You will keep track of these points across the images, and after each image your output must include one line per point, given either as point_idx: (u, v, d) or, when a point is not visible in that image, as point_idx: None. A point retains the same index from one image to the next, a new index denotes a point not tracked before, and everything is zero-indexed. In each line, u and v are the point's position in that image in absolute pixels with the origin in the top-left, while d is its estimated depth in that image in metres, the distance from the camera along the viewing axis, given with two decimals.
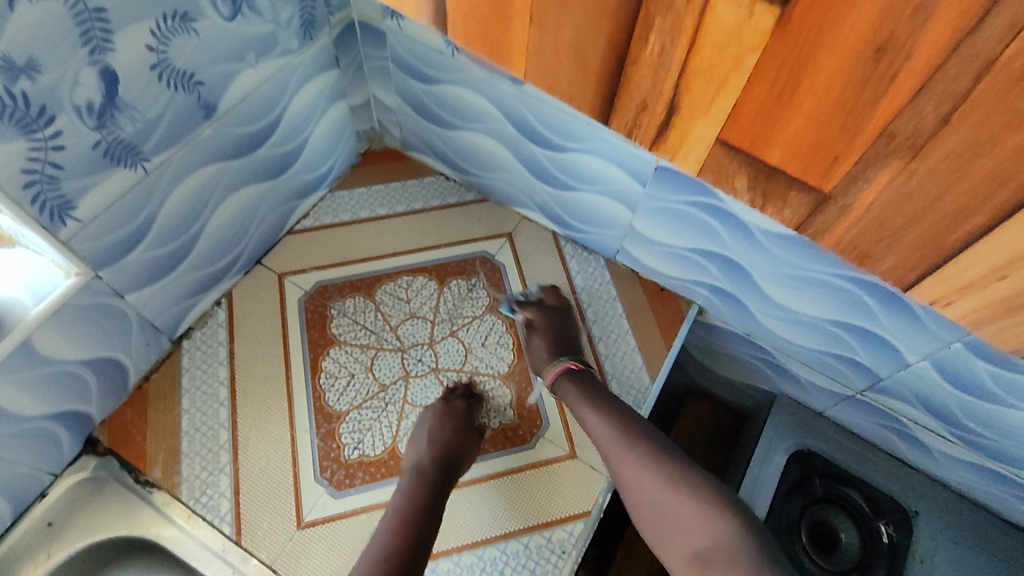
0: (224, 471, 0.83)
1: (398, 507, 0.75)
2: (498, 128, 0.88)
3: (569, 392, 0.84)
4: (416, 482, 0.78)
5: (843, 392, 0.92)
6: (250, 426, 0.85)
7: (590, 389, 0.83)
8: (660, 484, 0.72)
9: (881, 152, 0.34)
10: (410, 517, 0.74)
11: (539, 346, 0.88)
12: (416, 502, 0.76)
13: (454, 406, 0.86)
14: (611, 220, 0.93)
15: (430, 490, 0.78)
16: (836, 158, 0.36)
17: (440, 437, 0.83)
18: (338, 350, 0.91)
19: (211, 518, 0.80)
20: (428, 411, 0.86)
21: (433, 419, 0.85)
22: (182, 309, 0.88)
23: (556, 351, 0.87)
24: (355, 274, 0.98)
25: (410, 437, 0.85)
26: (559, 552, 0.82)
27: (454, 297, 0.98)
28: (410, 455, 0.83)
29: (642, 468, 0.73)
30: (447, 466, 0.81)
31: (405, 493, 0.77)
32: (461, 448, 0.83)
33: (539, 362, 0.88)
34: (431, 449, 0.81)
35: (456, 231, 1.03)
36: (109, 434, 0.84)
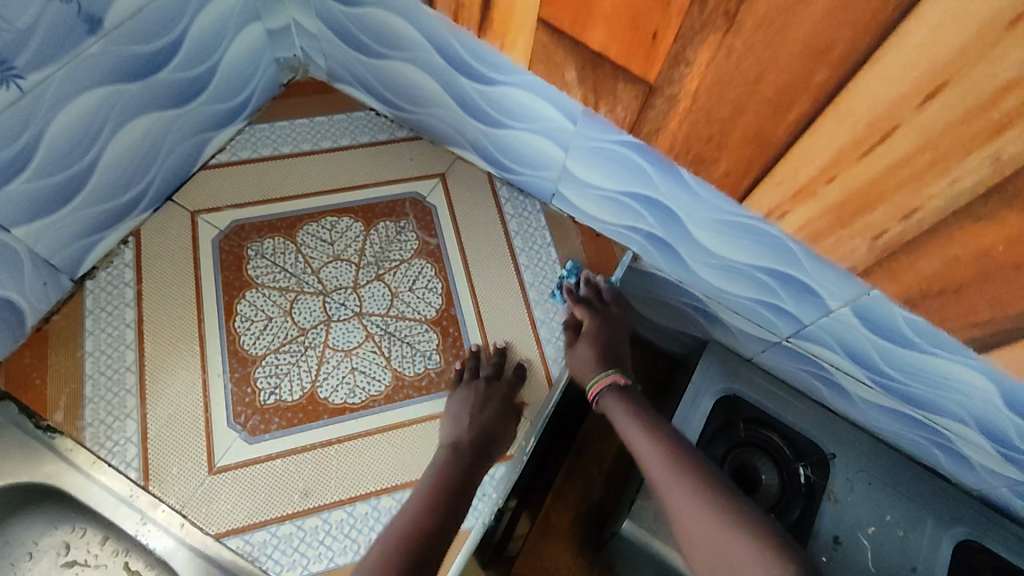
0: (131, 416, 0.79)
1: (426, 485, 0.72)
2: (424, 57, 0.83)
3: (613, 407, 0.77)
4: (448, 461, 0.74)
5: (770, 338, 0.92)
6: (159, 370, 0.81)
7: (633, 405, 0.76)
8: (699, 516, 0.65)
9: (695, 26, 0.45)
10: (440, 495, 0.70)
11: (583, 352, 0.83)
12: (444, 481, 0.72)
13: (497, 389, 0.83)
14: (545, 160, 0.89)
15: (463, 470, 0.74)
16: (656, 38, 0.48)
17: (479, 417, 0.79)
18: (254, 293, 0.87)
19: (117, 464, 0.77)
20: (466, 387, 0.83)
21: (473, 398, 0.81)
22: (84, 246, 0.82)
23: (600, 365, 0.81)
24: (276, 213, 0.93)
25: (449, 414, 0.81)
26: (479, 494, 0.82)
27: (382, 239, 0.94)
28: (447, 433, 0.79)
29: (686, 497, 0.66)
30: (486, 446, 0.77)
31: (436, 470, 0.73)
32: (499, 431, 0.80)
33: (583, 370, 0.82)
34: (470, 429, 0.78)
35: (385, 171, 0.98)
36: (6, 378, 0.79)
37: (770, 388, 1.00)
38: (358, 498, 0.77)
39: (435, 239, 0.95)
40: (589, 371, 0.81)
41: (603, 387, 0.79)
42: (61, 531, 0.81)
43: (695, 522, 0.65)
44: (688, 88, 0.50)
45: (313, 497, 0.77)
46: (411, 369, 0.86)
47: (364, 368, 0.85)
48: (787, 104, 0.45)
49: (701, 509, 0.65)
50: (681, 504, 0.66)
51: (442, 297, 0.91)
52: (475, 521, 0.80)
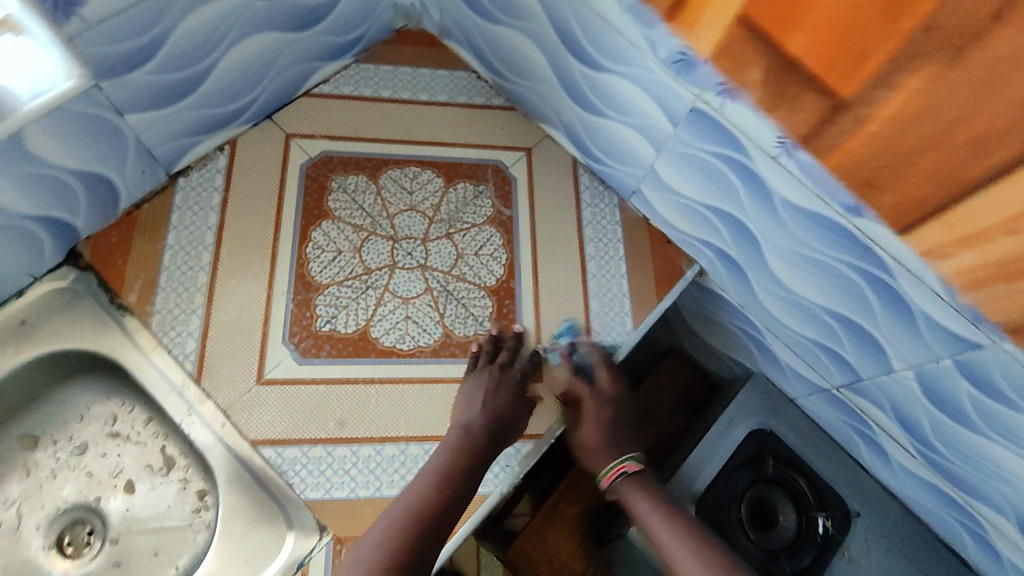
0: (196, 313, 0.81)
1: (435, 467, 0.71)
2: (540, 31, 0.84)
3: (628, 493, 0.76)
4: (460, 443, 0.73)
5: (820, 383, 0.91)
6: (229, 277, 0.83)
7: (646, 484, 0.76)
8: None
9: (907, 54, 0.41)
10: (446, 481, 0.70)
11: (589, 437, 0.80)
12: (455, 466, 0.71)
13: (514, 376, 0.80)
14: (634, 156, 0.89)
15: (472, 456, 0.73)
16: (862, 57, 0.43)
17: (495, 402, 0.77)
18: (330, 224, 0.89)
19: (176, 353, 0.79)
20: (481, 370, 0.80)
21: (489, 382, 0.78)
22: (183, 144, 0.86)
23: (608, 452, 0.79)
24: (364, 153, 0.95)
25: (463, 393, 0.79)
26: (502, 465, 0.84)
27: (459, 199, 0.94)
28: (459, 413, 0.77)
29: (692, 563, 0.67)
30: (495, 434, 0.75)
31: (446, 452, 0.72)
32: (512, 418, 0.77)
33: (591, 453, 0.80)
34: (483, 414, 0.75)
35: (474, 134, 0.99)
36: (92, 252, 0.83)
37: (806, 432, 0.99)
38: (390, 441, 0.78)
39: (509, 211, 0.95)
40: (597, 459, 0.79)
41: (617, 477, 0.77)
42: (111, 403, 0.87)
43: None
44: (881, 115, 0.45)
45: (348, 428, 0.78)
46: (462, 330, 0.86)
47: (417, 319, 0.85)
48: (979, 160, 0.41)
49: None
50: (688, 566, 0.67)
51: (504, 268, 0.91)
52: (494, 489, 0.82)
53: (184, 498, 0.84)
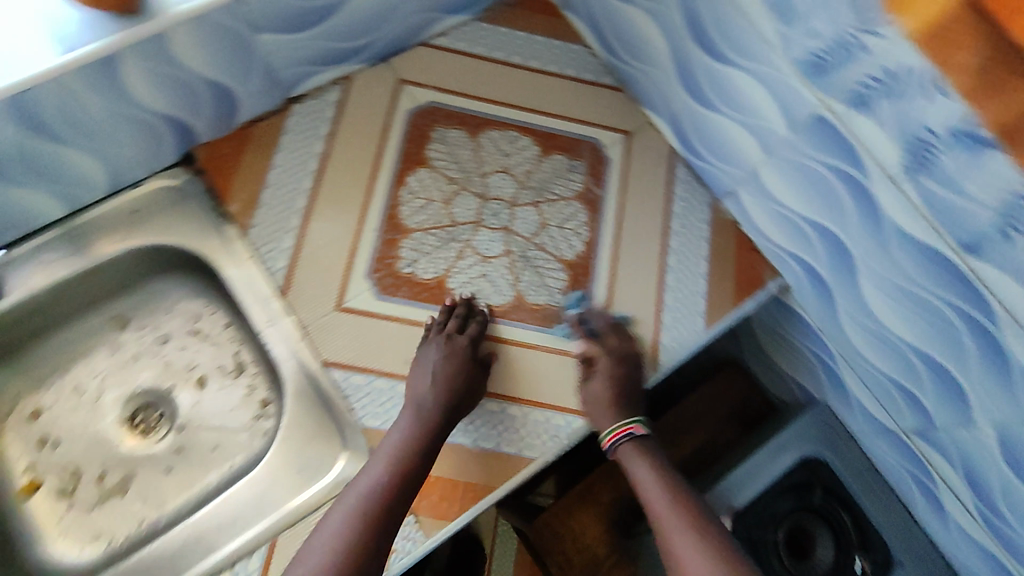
0: (290, 233, 0.85)
1: (390, 447, 0.73)
2: (669, 16, 0.84)
3: (631, 464, 0.79)
4: (414, 422, 0.74)
5: (887, 424, 0.87)
6: (325, 205, 0.86)
7: (652, 454, 0.79)
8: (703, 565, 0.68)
9: None
10: (405, 462, 0.72)
11: (597, 393, 0.79)
12: (412, 444, 0.73)
13: (463, 347, 0.79)
14: (738, 157, 0.86)
15: (429, 433, 0.74)
16: None
17: (445, 376, 0.77)
18: (426, 172, 0.90)
19: (267, 266, 0.83)
20: (429, 344, 0.80)
21: (439, 355, 0.78)
22: (304, 72, 0.89)
23: (613, 408, 0.79)
24: (469, 109, 0.96)
25: (414, 369, 0.79)
26: (552, 434, 0.79)
27: (550, 170, 0.93)
28: (411, 389, 0.77)
29: (691, 544, 0.70)
30: (449, 407, 0.76)
31: (399, 434, 0.73)
32: (467, 389, 0.78)
33: (595, 409, 0.79)
34: (434, 389, 0.76)
35: (578, 108, 0.98)
36: (206, 158, 0.87)
37: (864, 473, 0.95)
38: None
39: (599, 190, 0.93)
40: (601, 416, 0.79)
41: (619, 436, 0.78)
42: (196, 302, 0.93)
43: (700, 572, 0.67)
44: None
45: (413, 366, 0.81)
46: (534, 298, 0.86)
47: (493, 279, 0.86)
48: None
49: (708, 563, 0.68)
50: (687, 551, 0.69)
51: (585, 245, 0.89)
52: (541, 455, 0.78)
53: (247, 402, 0.90)
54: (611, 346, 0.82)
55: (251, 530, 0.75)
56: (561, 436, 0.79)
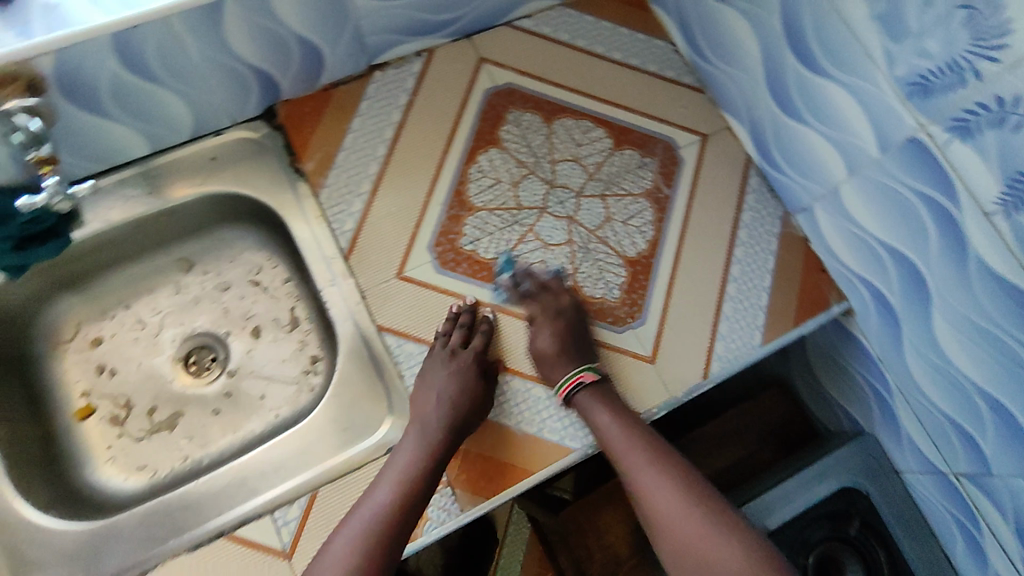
0: (360, 197, 0.85)
1: (397, 467, 0.71)
2: (767, 21, 0.82)
3: (586, 411, 0.76)
4: (420, 442, 0.73)
5: (937, 464, 0.84)
6: (396, 173, 0.87)
7: (609, 398, 0.77)
8: (678, 502, 0.72)
9: None
10: (414, 485, 0.70)
11: (544, 344, 0.79)
12: (419, 464, 0.71)
13: (473, 367, 0.77)
14: (820, 172, 0.84)
15: (437, 453, 0.72)
16: None
17: (449, 394, 0.75)
18: (497, 153, 0.90)
19: (334, 227, 0.84)
20: (434, 359, 0.78)
21: (444, 371, 0.77)
22: (391, 40, 0.90)
23: (564, 360, 0.77)
24: (546, 95, 0.95)
25: (419, 385, 0.78)
26: None
27: (621, 164, 0.91)
28: (417, 407, 0.76)
29: (661, 480, 0.73)
30: (458, 429, 0.74)
31: (405, 454, 0.72)
32: (473, 408, 0.76)
33: (548, 367, 0.78)
34: (440, 408, 0.74)
35: (656, 105, 0.96)
36: (286, 114, 0.89)
37: (909, 513, 0.91)
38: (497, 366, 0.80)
39: (669, 190, 0.91)
40: (551, 368, 0.78)
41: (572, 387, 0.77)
42: (260, 255, 0.96)
43: (674, 507, 0.72)
44: None
45: None
46: (592, 291, 0.85)
47: (552, 266, 0.85)
48: None
49: (678, 497, 0.72)
50: (660, 490, 0.73)
51: (648, 243, 0.87)
52: (581, 447, 0.78)
53: (299, 357, 0.92)
54: (546, 296, 0.82)
55: (291, 480, 0.75)
56: (535, 410, 0.79)
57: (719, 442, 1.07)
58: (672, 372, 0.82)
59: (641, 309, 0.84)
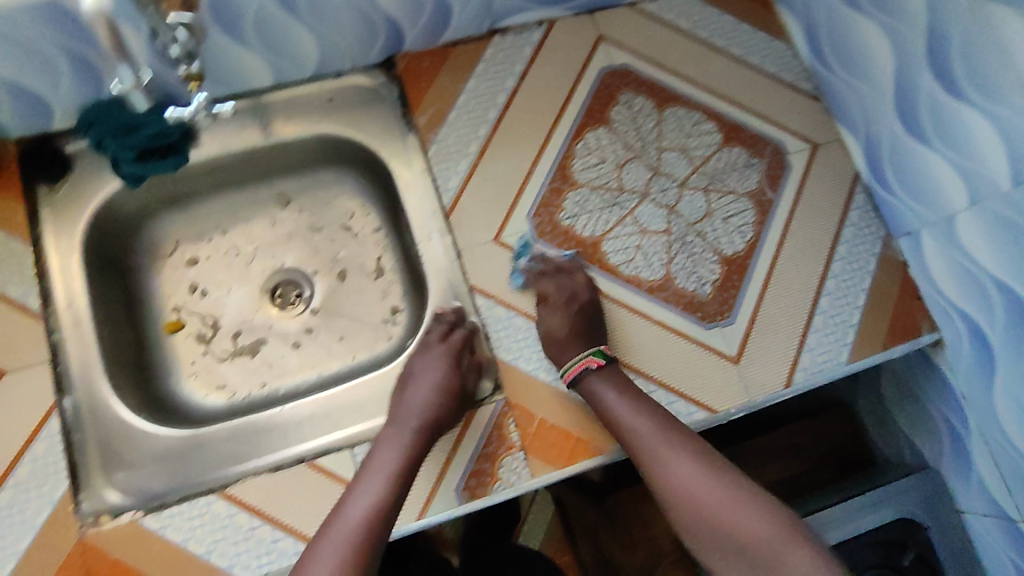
0: (467, 157, 0.86)
1: (373, 466, 0.70)
2: (908, 36, 0.79)
3: (601, 392, 0.75)
4: (395, 441, 0.72)
5: (1008, 511, 0.83)
6: (505, 139, 0.87)
7: (620, 381, 0.76)
8: (704, 482, 0.70)
9: None
10: (398, 480, 0.70)
11: (555, 327, 0.78)
12: (397, 462, 0.71)
13: (451, 362, 0.77)
14: (937, 199, 0.82)
15: (415, 451, 0.72)
16: None
17: (426, 395, 0.75)
18: (605, 132, 0.89)
19: (439, 183, 0.85)
20: (414, 364, 0.78)
21: (422, 373, 0.77)
22: (517, 6, 0.89)
23: (574, 342, 0.77)
24: (661, 81, 0.93)
25: (396, 388, 0.77)
26: None
27: (728, 162, 0.90)
28: (393, 409, 0.75)
29: (688, 463, 0.71)
30: (437, 425, 0.74)
31: (381, 453, 0.71)
32: (451, 409, 0.75)
33: (556, 351, 0.78)
34: (418, 408, 0.74)
35: (768, 108, 0.95)
36: (404, 67, 0.90)
37: (964, 556, 0.90)
38: None
39: (773, 194, 0.90)
40: (562, 353, 0.77)
41: (584, 370, 0.76)
42: (354, 201, 0.97)
43: (703, 490, 0.69)
44: None
45: None
46: (684, 283, 0.84)
47: (648, 253, 0.85)
48: None
49: (705, 479, 0.70)
50: (686, 472, 0.70)
51: (746, 244, 0.87)
52: None
53: (380, 305, 0.94)
54: (565, 280, 0.81)
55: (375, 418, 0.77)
56: (525, 344, 0.80)
57: (770, 455, 1.08)
58: (754, 376, 0.82)
59: (732, 310, 0.84)
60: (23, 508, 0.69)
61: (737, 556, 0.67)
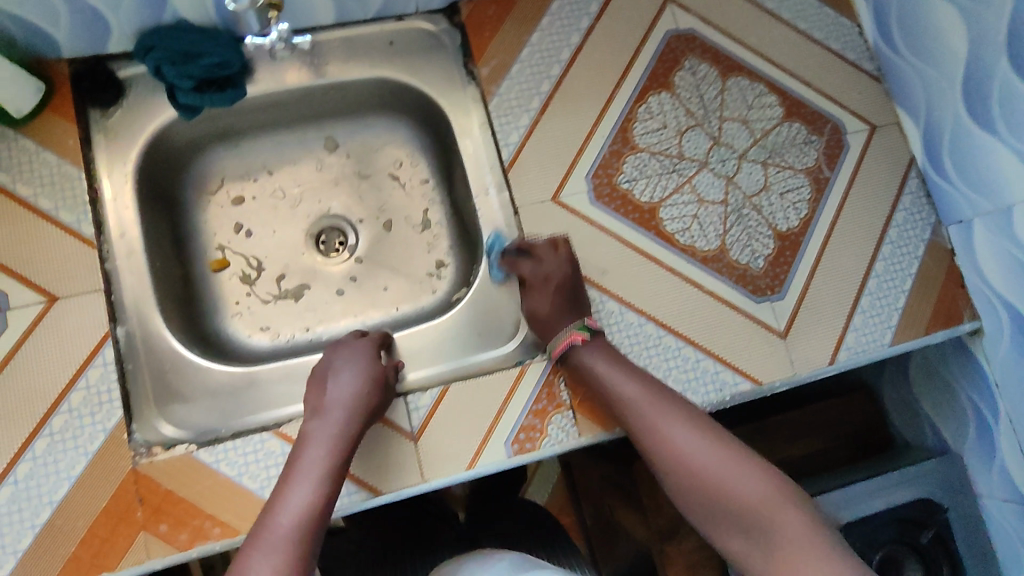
0: (528, 113, 0.84)
1: (299, 460, 0.67)
2: (988, 19, 0.76)
3: (593, 356, 0.75)
4: (319, 434, 0.69)
5: None
6: (568, 97, 0.85)
7: (612, 352, 0.75)
8: (704, 450, 0.68)
9: None
10: (332, 479, 0.66)
11: (537, 307, 0.79)
12: (324, 453, 0.67)
13: (372, 358, 0.75)
14: (996, 190, 0.81)
15: (343, 439, 0.69)
16: None
17: (349, 384, 0.72)
18: (667, 97, 0.87)
19: (499, 137, 0.83)
20: (332, 361, 0.75)
21: (343, 366, 0.74)
22: None
23: (562, 318, 0.77)
24: (726, 49, 0.91)
25: (313, 387, 0.74)
26: (717, 388, 0.81)
27: (788, 137, 0.90)
28: (314, 405, 0.72)
29: (685, 431, 0.70)
30: (365, 419, 0.71)
31: (306, 447, 0.68)
32: (378, 397, 0.73)
33: (546, 322, 0.78)
34: (342, 398, 0.71)
35: (831, 85, 0.93)
36: (468, 14, 0.86)
37: (976, 537, 0.94)
38: (634, 309, 0.81)
39: (829, 172, 0.89)
40: (551, 326, 0.78)
41: (568, 343, 0.76)
42: (403, 150, 0.95)
43: (702, 456, 0.68)
44: None
45: (606, 279, 0.82)
46: (737, 255, 0.84)
47: (704, 222, 0.85)
48: None
49: (703, 448, 0.69)
50: (685, 439, 0.69)
51: (800, 221, 0.87)
52: (701, 403, 0.81)
53: (425, 258, 0.93)
54: (542, 267, 0.79)
55: (444, 363, 0.82)
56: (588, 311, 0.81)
57: (793, 433, 1.10)
58: (799, 352, 0.83)
59: (782, 285, 0.85)
60: (77, 434, 0.69)
61: (738, 522, 0.65)
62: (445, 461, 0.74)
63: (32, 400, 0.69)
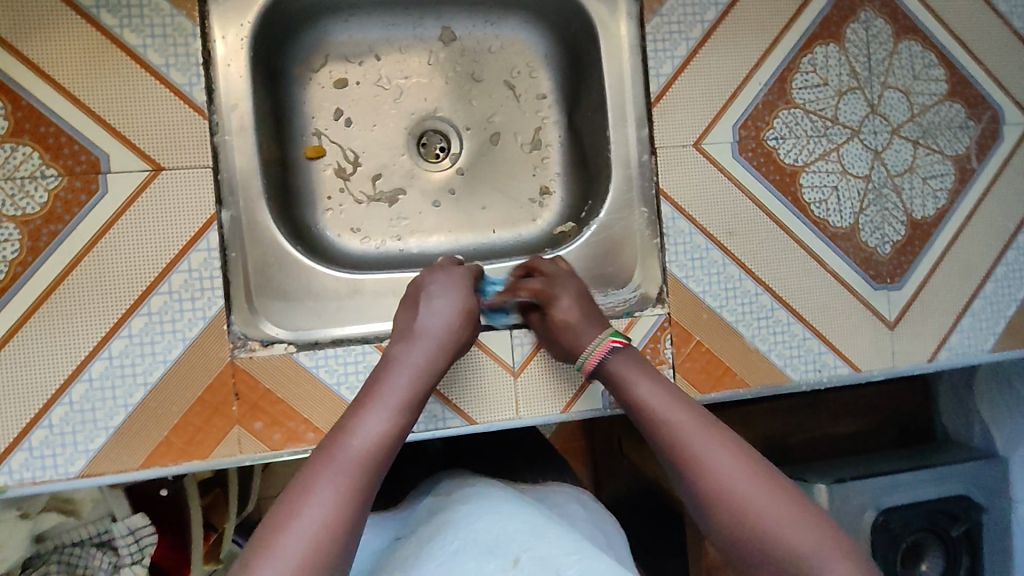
0: (687, 43, 0.76)
1: (374, 388, 0.61)
2: None
3: (635, 376, 0.63)
4: (403, 360, 0.64)
5: None
6: (733, 32, 0.76)
7: (644, 365, 0.65)
8: (776, 515, 0.51)
9: None
10: (409, 408, 0.60)
11: (563, 311, 0.69)
12: (409, 380, 0.62)
13: (469, 288, 0.70)
14: None
15: (433, 367, 0.64)
16: None
17: (443, 307, 0.68)
18: (835, 51, 0.79)
19: (651, 64, 0.76)
20: (429, 279, 0.71)
21: (438, 286, 0.70)
22: None
23: (591, 323, 0.68)
24: (907, 6, 0.81)
25: (405, 306, 0.70)
26: (815, 368, 0.79)
27: (945, 117, 0.82)
28: (404, 326, 0.67)
29: (743, 479, 0.53)
30: (452, 352, 0.67)
31: (384, 376, 0.62)
32: (469, 325, 0.69)
33: (576, 329, 0.68)
34: (435, 320, 0.67)
35: (1003, 66, 0.84)
36: None
37: (1001, 535, 0.98)
38: (753, 277, 0.78)
39: (977, 163, 0.83)
40: (581, 333, 0.67)
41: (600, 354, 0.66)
42: (525, 56, 0.86)
43: (769, 518, 0.51)
44: None
45: (732, 240, 0.77)
46: (867, 237, 0.80)
47: (842, 196, 0.79)
48: None
49: (765, 497, 0.52)
50: (760, 504, 0.51)
51: (937, 210, 0.82)
52: (799, 380, 0.79)
53: (530, 181, 0.87)
54: (550, 275, 0.72)
55: None
56: (710, 275, 0.77)
57: (843, 410, 1.11)
58: (902, 345, 0.81)
59: (902, 276, 0.81)
60: (174, 319, 0.65)
61: None
62: (543, 400, 0.73)
63: (129, 274, 0.64)
